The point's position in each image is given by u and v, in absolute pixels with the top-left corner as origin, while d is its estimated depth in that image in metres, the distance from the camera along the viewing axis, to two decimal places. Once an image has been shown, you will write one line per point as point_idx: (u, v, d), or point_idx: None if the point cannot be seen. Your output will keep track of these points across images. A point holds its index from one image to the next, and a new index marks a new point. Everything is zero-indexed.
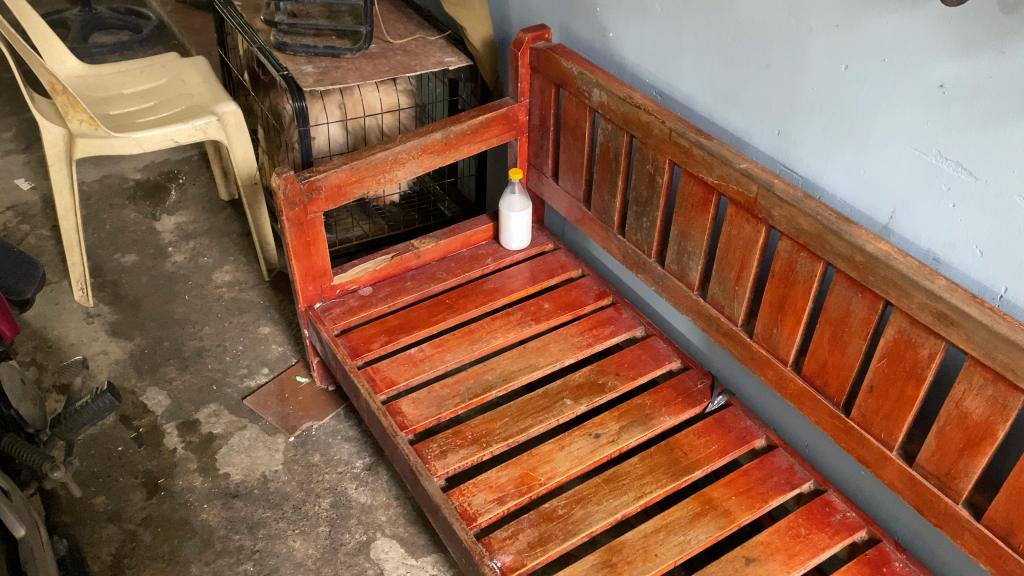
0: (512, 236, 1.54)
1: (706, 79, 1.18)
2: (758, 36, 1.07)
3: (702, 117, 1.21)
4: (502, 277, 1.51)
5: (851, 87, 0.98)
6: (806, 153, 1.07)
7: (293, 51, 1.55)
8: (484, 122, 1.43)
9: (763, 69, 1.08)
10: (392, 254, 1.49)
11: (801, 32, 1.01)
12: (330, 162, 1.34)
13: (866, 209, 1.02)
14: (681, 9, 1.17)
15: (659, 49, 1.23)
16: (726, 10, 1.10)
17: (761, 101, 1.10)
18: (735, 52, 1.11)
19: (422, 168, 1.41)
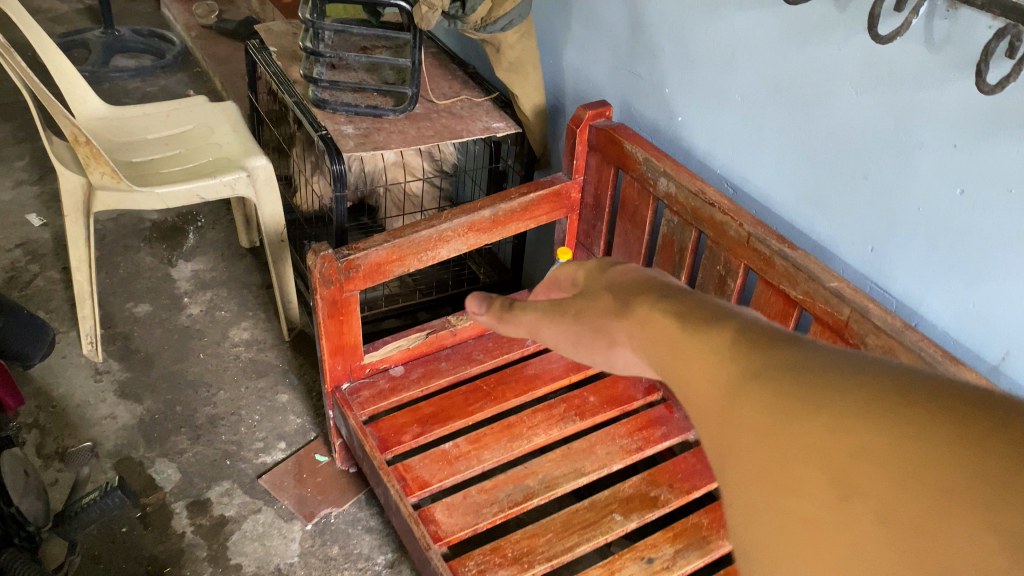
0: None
1: (789, 181, 1.08)
2: (856, 144, 0.97)
3: (784, 219, 1.11)
4: (542, 362, 1.41)
5: (965, 214, 0.88)
6: (906, 275, 0.97)
7: (333, 109, 1.46)
8: (534, 200, 1.33)
9: (858, 179, 0.99)
10: (427, 330, 1.39)
11: (909, 147, 0.91)
12: (370, 239, 1.24)
13: (973, 344, 0.93)
14: (764, 102, 1.08)
15: (737, 143, 1.14)
16: (819, 111, 1.00)
17: (852, 213, 1.01)
18: (826, 157, 1.02)
19: (466, 245, 1.32)
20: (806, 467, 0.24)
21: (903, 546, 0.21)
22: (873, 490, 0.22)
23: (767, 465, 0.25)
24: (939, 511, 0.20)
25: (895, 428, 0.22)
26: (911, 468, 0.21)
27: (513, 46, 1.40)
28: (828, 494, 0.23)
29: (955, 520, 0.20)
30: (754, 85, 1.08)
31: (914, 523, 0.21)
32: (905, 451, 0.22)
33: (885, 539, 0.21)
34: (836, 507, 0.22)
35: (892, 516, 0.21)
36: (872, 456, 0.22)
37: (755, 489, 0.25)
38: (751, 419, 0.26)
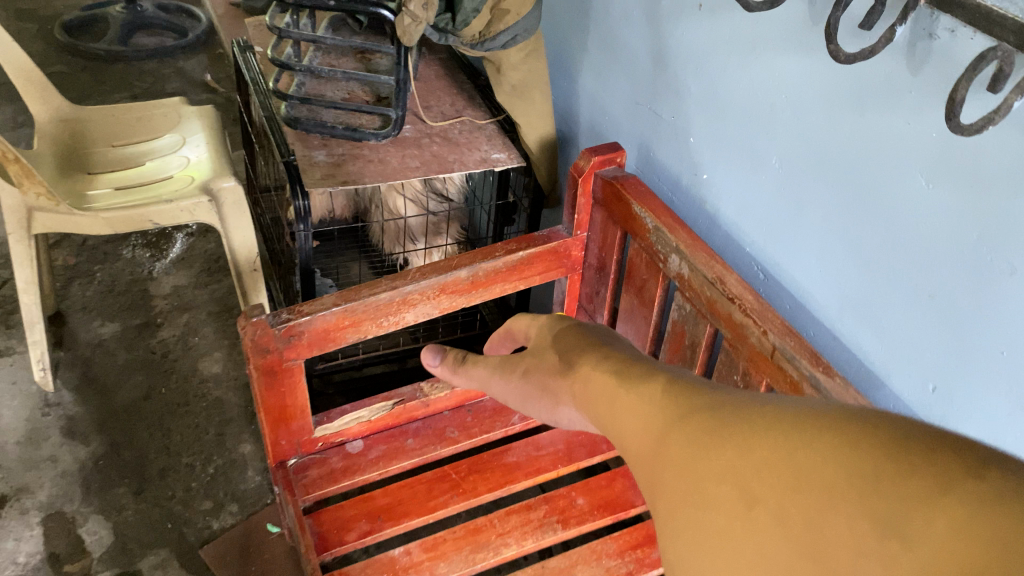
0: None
1: (832, 280, 0.84)
2: (923, 253, 0.72)
3: (826, 325, 0.86)
4: (528, 446, 1.19)
5: None
6: (981, 436, 0.71)
7: (306, 129, 1.25)
8: (525, 259, 1.10)
9: (923, 298, 0.73)
10: (394, 400, 1.18)
11: (996, 273, 0.66)
12: (319, 300, 1.03)
13: None
14: (807, 177, 0.83)
15: (774, 220, 0.89)
16: (877, 201, 0.75)
17: (912, 337, 0.76)
18: (881, 259, 0.77)
19: (439, 307, 1.10)
20: (723, 488, 0.34)
21: (788, 535, 0.30)
22: (771, 497, 0.31)
23: (688, 487, 0.36)
24: (820, 512, 0.29)
25: (790, 452, 0.32)
26: (798, 482, 0.31)
27: (516, 66, 1.17)
28: (736, 504, 0.32)
29: (830, 511, 0.29)
30: (797, 152, 0.83)
31: (806, 515, 0.30)
32: (798, 474, 0.31)
33: (769, 534, 0.30)
34: (745, 513, 0.32)
35: (787, 517, 0.30)
36: (770, 475, 0.32)
37: (679, 504, 0.36)
38: (708, 467, 0.35)
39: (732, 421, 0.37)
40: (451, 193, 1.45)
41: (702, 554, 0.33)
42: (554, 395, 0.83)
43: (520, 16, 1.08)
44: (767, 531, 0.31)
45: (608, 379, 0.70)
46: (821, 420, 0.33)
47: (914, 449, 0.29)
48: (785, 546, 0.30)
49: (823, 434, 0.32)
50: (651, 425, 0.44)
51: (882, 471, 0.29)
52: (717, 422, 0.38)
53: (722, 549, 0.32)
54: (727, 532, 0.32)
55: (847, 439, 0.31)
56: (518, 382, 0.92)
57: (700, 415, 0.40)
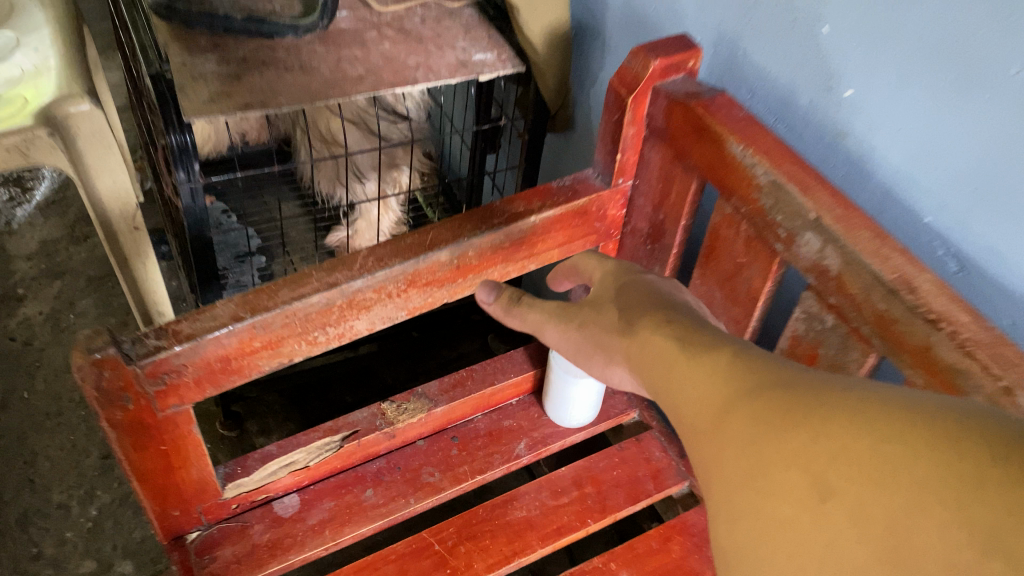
0: (574, 416, 0.86)
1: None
2: None
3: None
4: (543, 490, 0.82)
5: None
6: None
7: (192, 28, 0.80)
8: (540, 227, 0.70)
9: None
10: (344, 434, 0.80)
11: None
12: (209, 310, 0.64)
13: None
14: None
15: (999, 174, 0.50)
16: None
17: None
18: None
19: (407, 307, 0.70)
20: (799, 476, 0.38)
21: (867, 530, 0.34)
22: (854, 494, 0.35)
23: (750, 471, 0.42)
24: (907, 517, 0.33)
25: (880, 457, 0.35)
26: (878, 482, 0.35)
27: None
28: (814, 495, 0.37)
29: (902, 515, 0.33)
30: None
31: (886, 512, 0.34)
32: (878, 472, 0.35)
33: (849, 524, 0.35)
34: (819, 504, 0.37)
35: (864, 512, 0.34)
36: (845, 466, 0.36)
37: (741, 489, 0.41)
38: (780, 453, 0.40)
39: (802, 418, 0.41)
40: (410, 113, 1.03)
41: (775, 539, 0.38)
42: (609, 356, 0.63)
43: None
44: (841, 523, 0.35)
45: (668, 350, 0.54)
46: (915, 436, 0.35)
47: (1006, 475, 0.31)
48: (863, 539, 0.34)
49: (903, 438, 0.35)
50: (707, 402, 0.48)
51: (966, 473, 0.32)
52: (788, 409, 0.42)
53: (801, 526, 0.37)
54: (809, 524, 0.37)
55: (934, 438, 0.34)
56: (557, 330, 0.68)
57: (791, 426, 0.41)
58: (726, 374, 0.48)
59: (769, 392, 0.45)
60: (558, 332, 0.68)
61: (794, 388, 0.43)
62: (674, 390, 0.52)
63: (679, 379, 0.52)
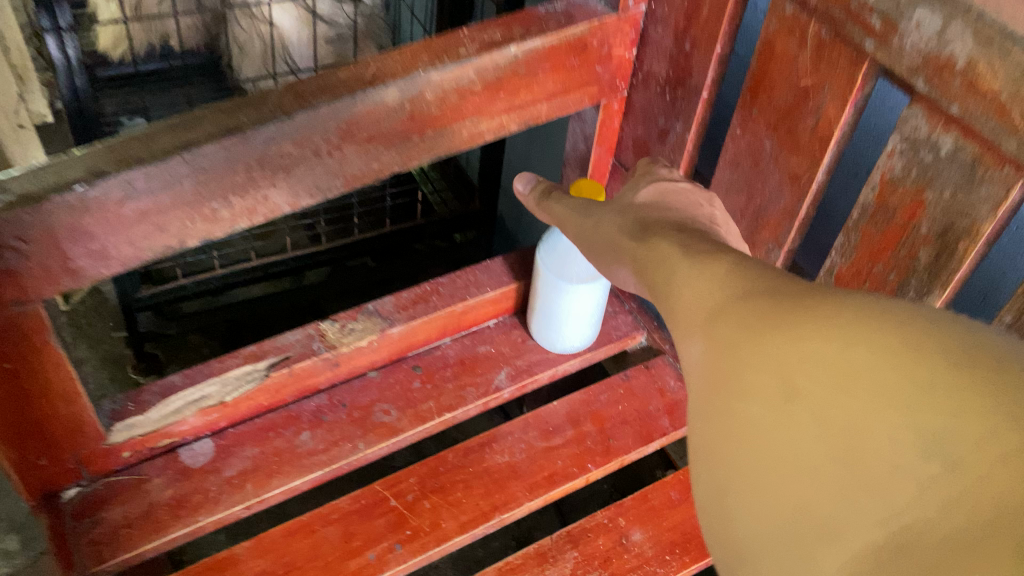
0: (569, 342, 0.68)
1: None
2: None
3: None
4: (530, 429, 0.64)
5: None
6: None
7: None
8: (523, 65, 0.52)
9: None
10: (272, 361, 0.62)
11: None
12: (56, 161, 0.45)
13: None
14: None
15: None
16: None
17: None
18: None
19: (345, 175, 0.52)
20: (748, 373, 0.28)
21: (821, 445, 0.24)
22: (813, 395, 0.25)
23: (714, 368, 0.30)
24: (885, 433, 0.23)
25: (845, 351, 0.25)
26: (846, 382, 0.25)
27: None
28: (767, 396, 0.26)
29: (873, 423, 0.23)
30: None
31: (856, 421, 0.24)
32: (847, 367, 0.25)
33: (793, 436, 0.25)
34: (782, 410, 0.26)
35: (826, 416, 0.24)
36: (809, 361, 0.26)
37: (701, 390, 0.30)
38: (758, 350, 0.28)
39: (762, 305, 0.30)
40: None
41: (712, 449, 0.28)
42: (618, 249, 0.46)
43: None
44: (791, 434, 0.25)
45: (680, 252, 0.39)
46: (923, 347, 0.24)
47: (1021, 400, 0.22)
48: (815, 457, 0.24)
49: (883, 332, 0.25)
50: (697, 293, 0.34)
51: (972, 387, 0.23)
52: (745, 301, 0.31)
53: (732, 436, 0.27)
54: (747, 432, 0.26)
55: (928, 340, 0.24)
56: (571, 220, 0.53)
57: (744, 313, 0.30)
58: (691, 267, 0.36)
59: (735, 286, 0.33)
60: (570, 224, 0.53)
61: (752, 277, 0.32)
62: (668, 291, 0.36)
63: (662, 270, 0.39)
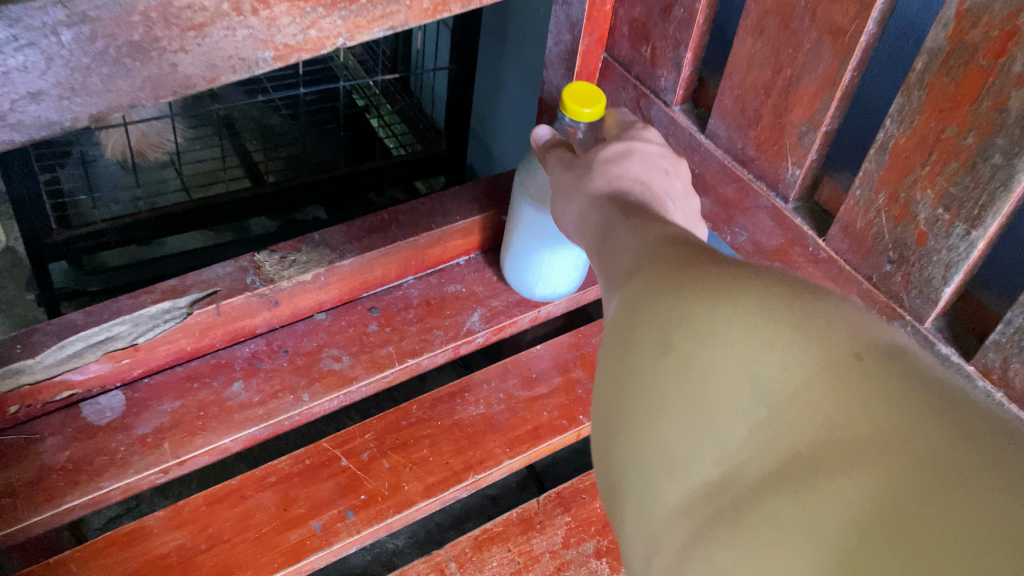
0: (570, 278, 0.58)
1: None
2: None
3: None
4: (509, 377, 0.54)
5: None
6: None
7: None
8: None
9: None
10: (195, 295, 0.51)
11: None
12: None
13: None
14: None
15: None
16: None
17: None
18: None
19: (274, 44, 0.41)
20: (617, 342, 0.25)
21: (657, 403, 0.22)
22: (678, 348, 0.22)
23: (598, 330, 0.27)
24: (723, 386, 0.21)
25: (693, 302, 0.23)
26: (694, 341, 0.22)
27: None
28: (624, 362, 0.24)
29: (709, 376, 0.21)
30: None
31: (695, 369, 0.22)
32: (700, 323, 0.22)
33: (635, 394, 0.23)
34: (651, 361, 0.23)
35: (676, 377, 0.22)
36: (669, 320, 0.24)
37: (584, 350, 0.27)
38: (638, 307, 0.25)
39: (644, 271, 0.28)
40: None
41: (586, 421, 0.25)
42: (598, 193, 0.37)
43: None
44: (642, 396, 0.23)
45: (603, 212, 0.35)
46: (803, 308, 0.22)
47: (859, 354, 0.20)
48: (661, 422, 0.22)
49: (736, 289, 0.23)
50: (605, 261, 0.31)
51: (813, 336, 0.20)
52: (631, 269, 0.29)
53: (598, 405, 0.25)
54: (610, 400, 0.24)
55: (779, 292, 0.22)
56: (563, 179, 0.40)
57: (628, 282, 0.28)
58: (597, 240, 0.34)
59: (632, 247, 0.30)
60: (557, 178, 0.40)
61: (637, 242, 0.30)
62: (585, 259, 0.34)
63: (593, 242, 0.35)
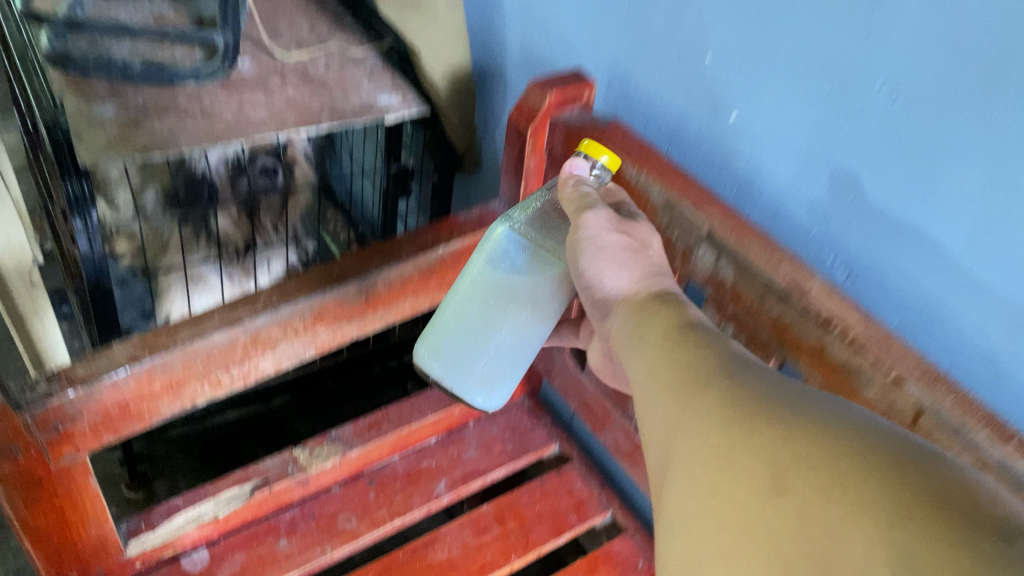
0: (496, 381, 0.64)
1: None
2: None
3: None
4: (464, 528, 0.81)
5: None
6: None
7: (89, 72, 0.82)
8: (451, 257, 0.71)
9: None
10: (256, 481, 0.77)
11: None
12: (107, 352, 0.61)
13: None
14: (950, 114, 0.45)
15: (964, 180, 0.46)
16: None
17: None
18: None
19: (316, 344, 0.69)
20: (750, 467, 0.38)
21: (776, 537, 0.35)
22: (797, 494, 0.35)
23: (727, 463, 0.39)
24: (840, 520, 0.33)
25: (833, 471, 0.35)
26: (826, 487, 0.35)
27: None
28: (756, 488, 0.37)
29: (846, 528, 0.33)
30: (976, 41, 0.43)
31: (814, 518, 0.34)
32: (832, 477, 0.35)
33: (761, 532, 0.35)
34: (771, 502, 0.36)
35: (809, 513, 0.34)
36: (802, 463, 0.37)
37: (704, 472, 0.40)
38: (761, 458, 0.38)
39: (765, 412, 0.41)
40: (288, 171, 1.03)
41: (706, 525, 0.38)
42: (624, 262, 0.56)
43: None
44: (781, 522, 0.35)
45: (686, 348, 0.49)
46: (900, 479, 0.33)
47: (973, 529, 0.30)
48: (793, 540, 0.34)
49: (864, 452, 0.35)
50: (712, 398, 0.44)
51: (919, 509, 0.32)
52: (749, 408, 0.41)
53: (717, 517, 0.38)
54: (747, 516, 0.36)
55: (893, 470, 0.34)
56: (617, 241, 0.56)
57: (751, 417, 0.41)
58: (684, 369, 0.47)
59: (745, 395, 0.43)
60: (611, 236, 0.56)
61: (751, 394, 0.42)
62: (676, 376, 0.47)
63: (667, 360, 0.49)
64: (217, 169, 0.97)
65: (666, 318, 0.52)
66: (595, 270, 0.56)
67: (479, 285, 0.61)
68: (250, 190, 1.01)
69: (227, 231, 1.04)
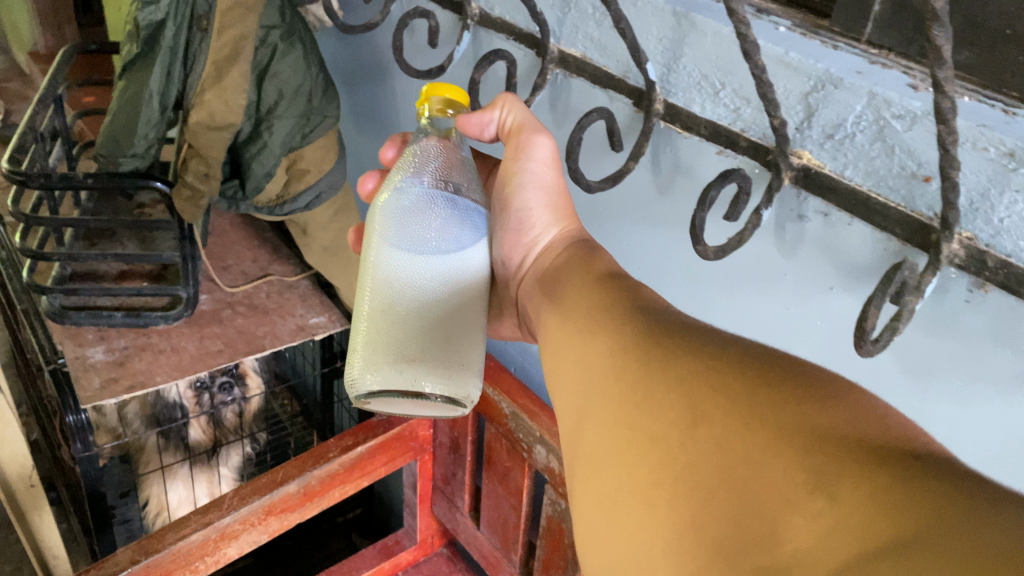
0: (474, 359, 0.58)
1: (981, 331, 0.51)
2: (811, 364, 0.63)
3: (923, 403, 0.56)
4: None
5: (933, 378, 0.55)
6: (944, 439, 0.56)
7: (76, 322, 1.04)
8: (367, 451, 0.95)
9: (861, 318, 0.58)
10: None
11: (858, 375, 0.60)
12: (112, 558, 0.79)
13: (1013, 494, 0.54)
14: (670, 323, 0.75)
15: (811, 239, 0.59)
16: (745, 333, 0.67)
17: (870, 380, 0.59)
18: (797, 335, 0.63)
19: (266, 532, 0.91)
20: (664, 398, 0.44)
21: (693, 466, 0.40)
22: (711, 424, 0.40)
23: (640, 397, 0.45)
24: (756, 446, 0.38)
25: (755, 416, 0.39)
26: (742, 416, 0.40)
27: (325, 226, 1.06)
28: (676, 418, 0.42)
29: (769, 461, 0.37)
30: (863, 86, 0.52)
31: (742, 458, 0.38)
32: (753, 416, 0.39)
33: (681, 461, 0.40)
34: (691, 432, 0.41)
35: (728, 443, 0.39)
36: (722, 401, 0.41)
37: (630, 410, 0.45)
38: (671, 384, 0.44)
39: (687, 358, 0.45)
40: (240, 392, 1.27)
41: (620, 448, 0.44)
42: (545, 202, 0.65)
43: (322, 173, 0.98)
44: (701, 447, 0.40)
45: (591, 302, 0.55)
46: (798, 400, 0.39)
47: (861, 443, 0.35)
48: (714, 468, 0.39)
49: (776, 390, 0.40)
50: (616, 342, 0.50)
51: (814, 422, 0.37)
52: (669, 356, 0.46)
53: (640, 446, 0.43)
54: (670, 453, 0.41)
55: (818, 420, 0.37)
56: (553, 180, 0.66)
57: (673, 365, 0.45)
58: (592, 316, 0.54)
59: (643, 332, 0.49)
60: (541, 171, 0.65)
61: (651, 329, 0.49)
62: (583, 326, 0.54)
63: (582, 314, 0.55)
64: (186, 390, 1.20)
65: (591, 284, 0.57)
66: (534, 209, 0.65)
67: (422, 249, 0.56)
68: (211, 406, 1.25)
69: (195, 435, 1.27)
